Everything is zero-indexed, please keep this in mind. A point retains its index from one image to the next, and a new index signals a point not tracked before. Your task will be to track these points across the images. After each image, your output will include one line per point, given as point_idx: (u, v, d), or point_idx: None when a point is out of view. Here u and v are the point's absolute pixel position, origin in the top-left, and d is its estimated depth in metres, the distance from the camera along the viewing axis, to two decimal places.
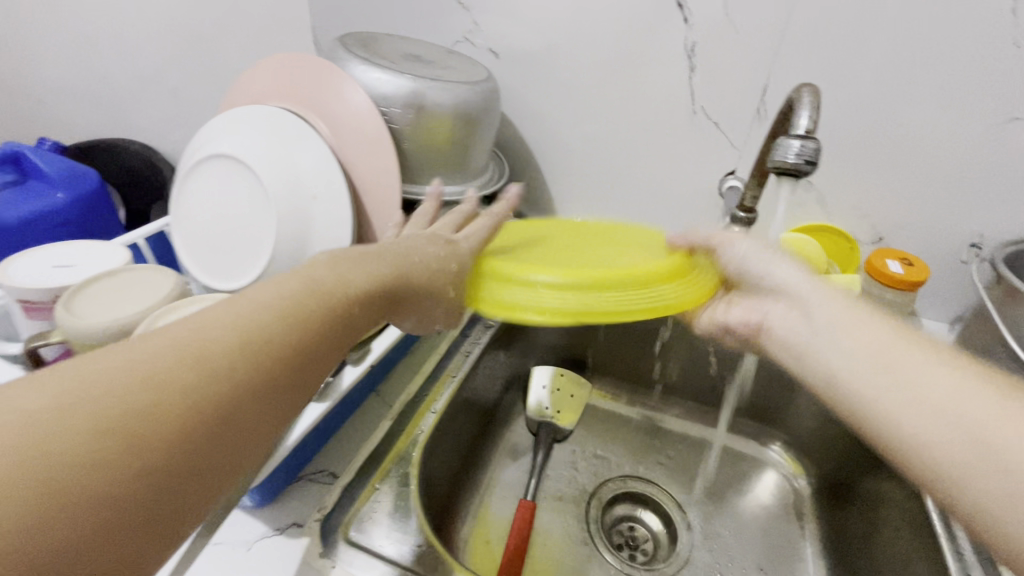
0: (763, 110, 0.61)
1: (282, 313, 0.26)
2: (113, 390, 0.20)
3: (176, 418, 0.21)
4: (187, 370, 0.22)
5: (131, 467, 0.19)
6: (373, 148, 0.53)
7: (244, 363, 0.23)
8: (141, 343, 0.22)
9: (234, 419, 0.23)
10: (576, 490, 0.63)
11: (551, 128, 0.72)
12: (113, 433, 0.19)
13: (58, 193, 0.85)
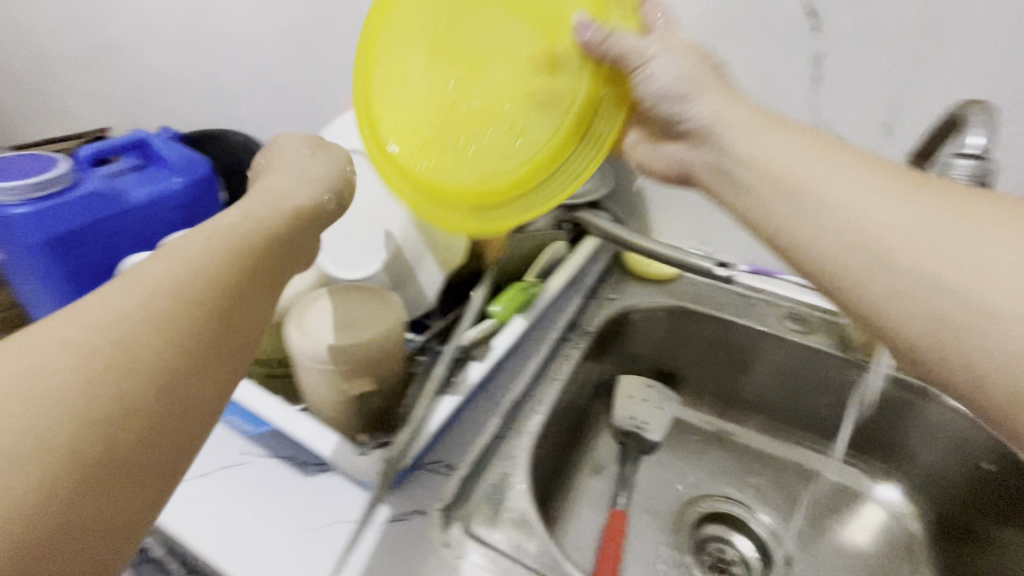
0: (893, 125, 0.58)
1: (177, 277, 0.29)
2: (34, 381, 0.23)
3: (84, 367, 0.24)
4: (93, 334, 0.25)
5: (70, 433, 0.23)
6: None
7: (155, 311, 0.27)
8: (55, 338, 0.25)
9: (164, 354, 0.26)
10: (665, 505, 0.62)
11: None
12: (39, 403, 0.23)
13: (175, 178, 0.91)
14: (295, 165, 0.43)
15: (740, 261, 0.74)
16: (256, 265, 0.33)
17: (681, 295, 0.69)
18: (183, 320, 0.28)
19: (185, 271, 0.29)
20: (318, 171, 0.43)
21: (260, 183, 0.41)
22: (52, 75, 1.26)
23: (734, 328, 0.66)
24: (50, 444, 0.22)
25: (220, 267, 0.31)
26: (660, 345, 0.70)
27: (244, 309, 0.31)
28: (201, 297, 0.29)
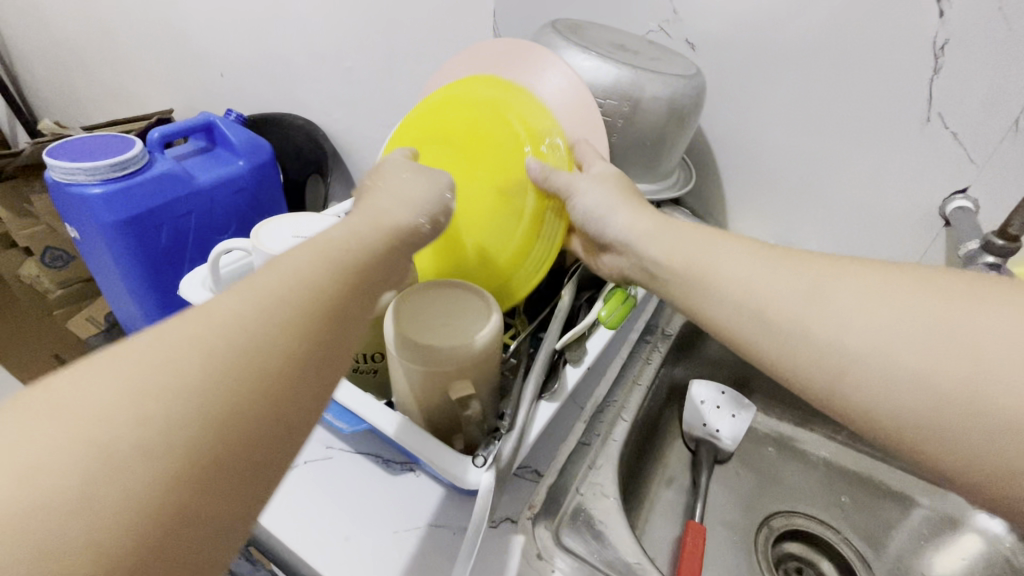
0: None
1: (297, 274, 0.27)
2: (155, 375, 0.22)
3: (196, 369, 0.23)
4: (206, 330, 0.24)
5: (184, 438, 0.22)
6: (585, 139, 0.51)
7: (267, 312, 0.25)
8: (177, 328, 0.24)
9: (275, 355, 0.25)
10: (742, 519, 0.59)
11: (740, 127, 0.66)
12: (155, 403, 0.22)
13: (239, 161, 0.91)
14: (395, 184, 0.40)
15: None
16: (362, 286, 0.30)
17: None
18: (293, 326, 0.26)
19: (296, 268, 0.27)
20: (418, 191, 0.40)
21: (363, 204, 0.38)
22: (121, 57, 1.29)
23: None
24: (152, 448, 0.21)
25: (330, 279, 0.28)
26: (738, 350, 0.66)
27: (350, 331, 0.28)
28: (313, 302, 0.27)
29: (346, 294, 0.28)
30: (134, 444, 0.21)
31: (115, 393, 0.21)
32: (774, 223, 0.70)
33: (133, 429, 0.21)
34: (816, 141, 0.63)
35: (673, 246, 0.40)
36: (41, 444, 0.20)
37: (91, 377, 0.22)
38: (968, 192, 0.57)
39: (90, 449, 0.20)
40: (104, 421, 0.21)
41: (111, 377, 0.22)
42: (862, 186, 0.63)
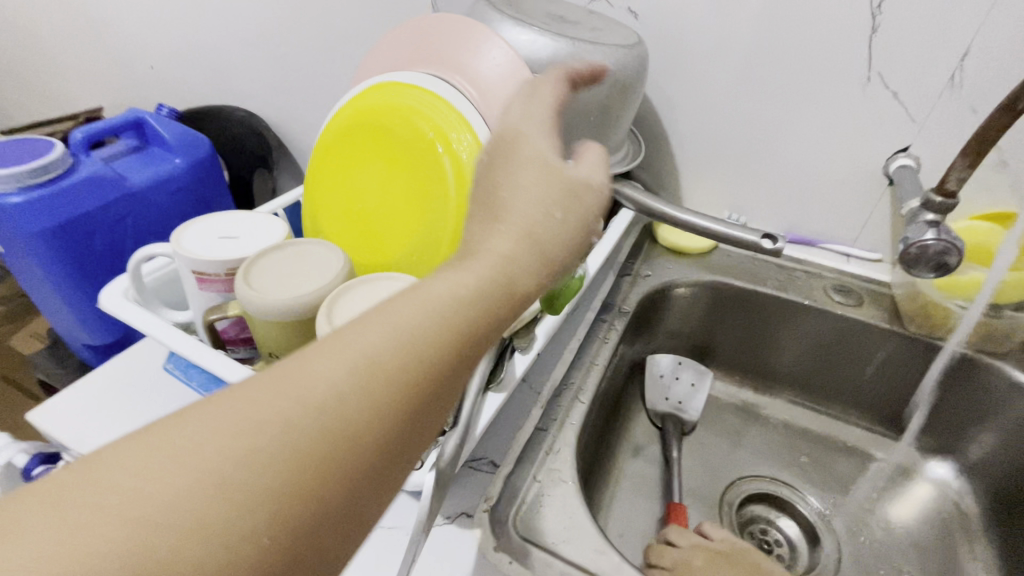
0: (958, 77, 0.53)
1: (398, 344, 0.26)
2: (243, 462, 0.21)
3: (283, 462, 0.22)
4: (297, 411, 0.23)
5: (261, 535, 0.21)
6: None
7: (358, 395, 0.24)
8: (270, 402, 0.23)
9: (361, 441, 0.24)
10: (708, 488, 0.59)
11: (688, 97, 0.65)
12: (239, 494, 0.21)
13: (176, 159, 0.86)
14: (541, 217, 0.32)
15: (780, 231, 0.70)
16: (465, 359, 0.28)
17: (719, 268, 0.65)
18: (385, 413, 0.25)
19: (397, 337, 0.26)
20: (564, 233, 0.32)
21: (490, 228, 0.31)
22: (38, 52, 1.19)
23: (776, 302, 0.62)
24: (228, 552, 0.20)
25: (430, 351, 0.26)
26: (697, 322, 0.66)
27: (439, 411, 0.27)
28: (411, 384, 0.26)
29: (444, 372, 0.27)
30: (210, 542, 0.20)
31: (198, 482, 0.21)
32: (727, 192, 0.70)
33: (208, 532, 0.20)
34: (762, 108, 0.62)
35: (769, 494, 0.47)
36: (112, 520, 0.19)
37: (181, 450, 0.21)
38: (909, 151, 0.58)
39: (166, 546, 0.19)
40: (191, 513, 0.20)
41: (197, 457, 0.21)
42: (810, 151, 0.63)
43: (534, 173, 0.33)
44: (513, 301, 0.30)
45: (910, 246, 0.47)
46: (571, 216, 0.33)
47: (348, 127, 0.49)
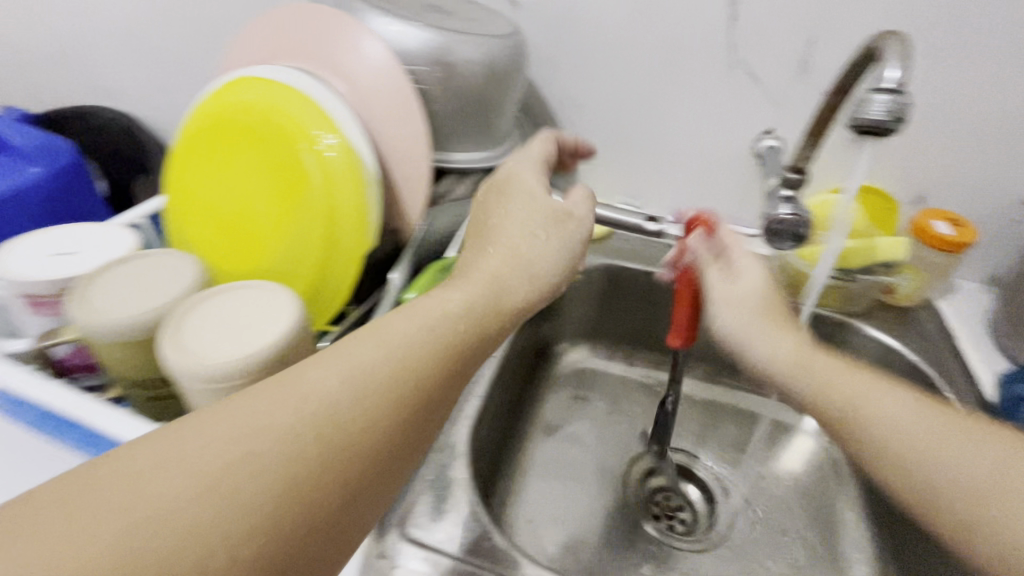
0: (807, 62, 0.57)
1: (395, 359, 0.30)
2: (252, 463, 0.24)
3: (258, 481, 0.24)
4: (299, 418, 0.26)
5: (266, 533, 0.23)
6: (401, 114, 0.47)
7: (334, 421, 0.27)
8: (276, 411, 0.26)
9: (361, 444, 0.27)
10: (614, 464, 0.62)
11: (574, 85, 0.66)
12: (246, 494, 0.24)
13: (33, 167, 0.75)
14: (527, 240, 0.40)
15: (671, 213, 0.73)
16: (440, 385, 0.32)
17: (613, 253, 0.68)
18: (359, 437, 0.27)
19: (393, 352, 0.30)
20: (548, 252, 0.40)
21: (483, 254, 0.39)
22: None
23: (666, 281, 0.65)
24: (236, 549, 0.23)
25: (422, 362, 0.31)
26: (596, 308, 0.69)
27: (417, 436, 0.30)
28: (384, 406, 0.29)
29: (420, 398, 0.30)
30: (223, 536, 0.22)
31: (202, 484, 0.23)
32: (620, 177, 0.72)
33: (218, 529, 0.22)
34: (643, 94, 0.65)
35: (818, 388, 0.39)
36: (126, 518, 0.22)
37: (169, 471, 0.23)
38: (774, 132, 0.62)
39: (166, 538, 0.21)
40: (164, 531, 0.22)
41: (202, 462, 0.24)
42: (690, 135, 0.66)
43: (522, 208, 0.42)
44: (494, 321, 0.36)
45: (771, 222, 0.51)
46: (552, 238, 0.41)
47: (205, 127, 0.46)
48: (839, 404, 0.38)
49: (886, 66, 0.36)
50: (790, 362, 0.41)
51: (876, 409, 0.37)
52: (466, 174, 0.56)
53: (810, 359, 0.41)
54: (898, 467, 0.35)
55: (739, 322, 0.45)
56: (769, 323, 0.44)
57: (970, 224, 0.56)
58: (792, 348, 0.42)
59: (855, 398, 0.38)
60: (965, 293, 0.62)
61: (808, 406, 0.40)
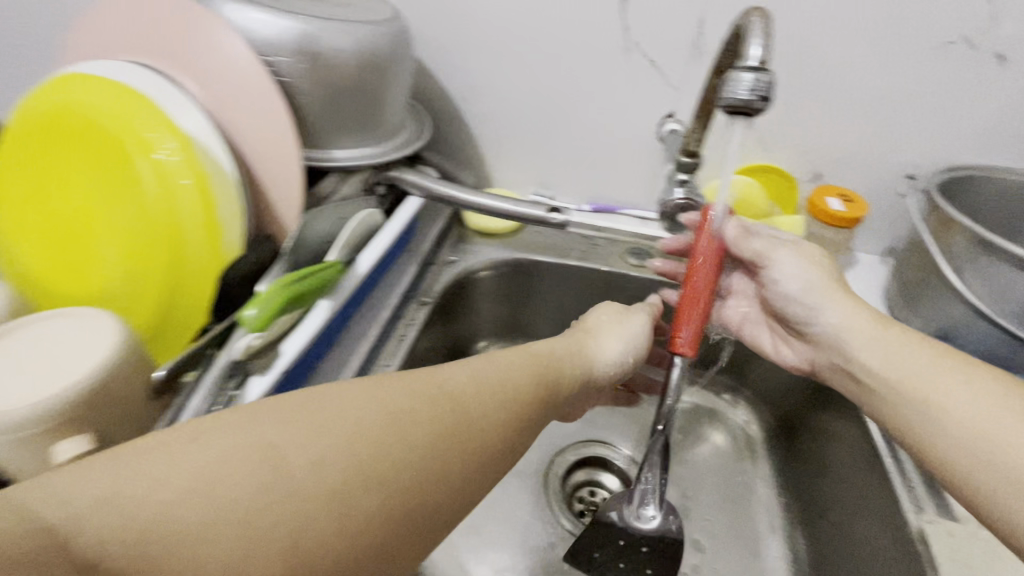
0: (700, 44, 0.57)
1: (517, 372, 0.36)
2: (411, 419, 0.30)
3: (398, 443, 0.29)
4: (447, 394, 0.32)
5: (412, 474, 0.28)
6: (265, 118, 0.44)
7: (457, 408, 0.32)
8: (431, 385, 0.32)
9: (485, 435, 0.32)
10: (534, 464, 0.60)
11: (472, 74, 0.64)
12: (402, 440, 0.29)
13: None
14: (609, 321, 0.46)
15: (583, 202, 0.72)
16: (536, 398, 0.36)
17: (523, 246, 0.65)
18: (474, 427, 0.32)
19: (514, 367, 0.36)
20: (624, 341, 0.45)
21: (577, 327, 0.46)
22: None
23: (576, 272, 0.64)
24: (388, 477, 0.28)
25: (531, 384, 0.36)
26: (509, 300, 0.66)
27: (518, 439, 0.34)
28: (495, 407, 0.33)
29: (521, 403, 0.35)
30: (382, 463, 0.28)
31: (380, 423, 0.29)
32: (529, 168, 0.70)
33: (376, 461, 0.28)
34: (545, 82, 0.63)
35: (894, 362, 0.39)
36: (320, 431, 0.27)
37: (339, 414, 0.29)
38: (675, 116, 0.61)
39: (350, 452, 0.27)
40: (332, 463, 0.27)
41: (380, 408, 0.30)
42: (594, 121, 0.64)
43: (606, 316, 0.47)
44: (568, 371, 0.40)
45: (666, 205, 0.53)
46: (625, 326, 0.46)
47: (38, 133, 0.42)
48: (899, 369, 0.38)
49: (749, 44, 0.36)
50: (868, 327, 0.41)
51: (939, 389, 0.36)
52: (349, 173, 0.52)
53: (869, 330, 0.41)
54: (949, 443, 0.34)
55: (807, 284, 0.44)
56: (835, 288, 0.44)
57: (860, 198, 0.58)
58: (864, 316, 0.42)
59: (916, 375, 0.37)
60: (865, 266, 0.64)
61: (865, 382, 0.40)
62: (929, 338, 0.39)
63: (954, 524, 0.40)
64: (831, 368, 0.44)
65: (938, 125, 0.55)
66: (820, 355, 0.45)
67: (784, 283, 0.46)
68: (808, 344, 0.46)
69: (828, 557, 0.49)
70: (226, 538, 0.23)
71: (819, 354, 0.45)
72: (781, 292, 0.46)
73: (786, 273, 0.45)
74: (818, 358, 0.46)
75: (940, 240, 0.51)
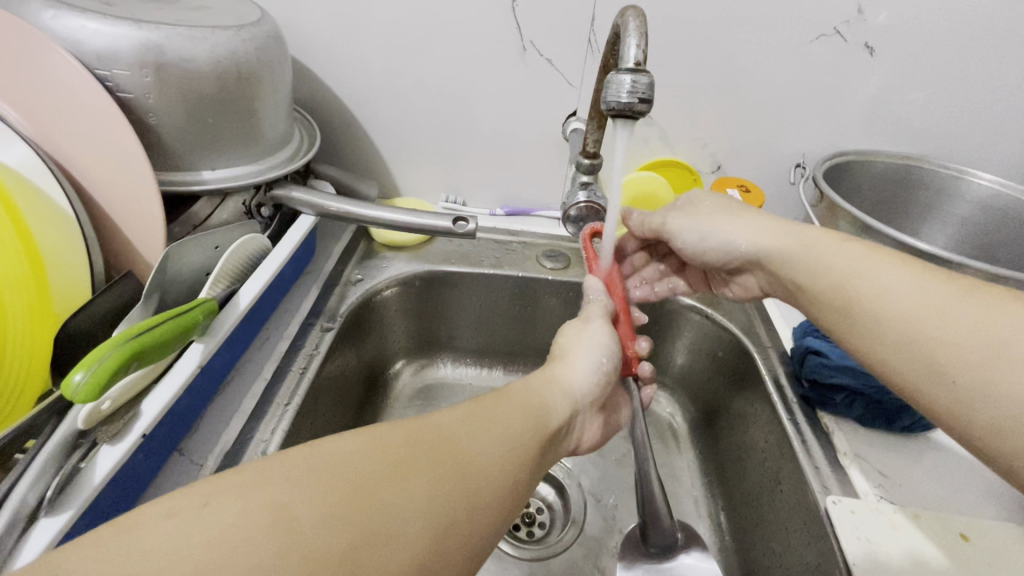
0: (594, 41, 0.56)
1: (518, 398, 0.32)
2: (413, 462, 0.25)
3: (404, 489, 0.24)
4: (450, 430, 0.27)
5: (423, 524, 0.24)
6: (108, 147, 0.39)
7: (461, 443, 0.27)
8: (430, 422, 0.28)
9: (497, 471, 0.27)
10: None
11: (364, 80, 0.60)
12: (406, 487, 0.24)
13: None
14: (584, 326, 0.42)
15: (496, 206, 0.70)
16: (541, 420, 0.32)
17: (434, 257, 0.62)
18: (483, 461, 0.27)
19: (514, 394, 0.32)
20: (605, 356, 0.40)
21: (559, 338, 0.42)
22: None
23: (491, 279, 0.62)
24: (396, 533, 0.23)
25: (535, 410, 0.32)
26: (422, 312, 0.63)
27: (531, 466, 0.30)
28: (504, 436, 0.29)
29: (530, 428, 0.31)
30: (385, 518, 0.23)
31: (380, 471, 0.24)
32: (436, 174, 0.67)
33: (381, 517, 0.23)
34: (443, 85, 0.60)
35: (830, 269, 0.37)
36: (310, 489, 0.22)
37: (344, 462, 0.24)
38: (577, 114, 0.60)
39: (351, 509, 0.22)
40: (342, 519, 0.22)
41: (380, 454, 0.25)
42: (498, 124, 0.62)
43: (583, 327, 0.42)
44: (561, 393, 0.35)
45: (569, 209, 0.50)
46: (604, 340, 0.41)
47: None
48: (825, 273, 0.38)
49: (626, 44, 0.35)
50: (775, 243, 0.41)
51: (875, 288, 0.35)
52: (224, 196, 0.46)
53: (786, 246, 0.40)
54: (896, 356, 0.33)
55: (707, 228, 0.44)
56: (734, 215, 0.43)
57: (756, 188, 0.59)
58: (771, 231, 0.42)
59: (842, 280, 0.37)
60: None
61: (805, 289, 0.39)
62: (845, 236, 0.39)
63: (855, 502, 0.41)
64: (775, 289, 0.43)
65: (821, 114, 0.58)
66: (760, 279, 0.45)
67: (687, 236, 0.45)
68: (749, 275, 0.45)
69: (749, 541, 0.49)
70: None
71: (768, 282, 0.44)
72: (694, 242, 0.45)
73: (685, 230, 0.45)
74: (764, 283, 0.44)
75: (828, 226, 0.54)
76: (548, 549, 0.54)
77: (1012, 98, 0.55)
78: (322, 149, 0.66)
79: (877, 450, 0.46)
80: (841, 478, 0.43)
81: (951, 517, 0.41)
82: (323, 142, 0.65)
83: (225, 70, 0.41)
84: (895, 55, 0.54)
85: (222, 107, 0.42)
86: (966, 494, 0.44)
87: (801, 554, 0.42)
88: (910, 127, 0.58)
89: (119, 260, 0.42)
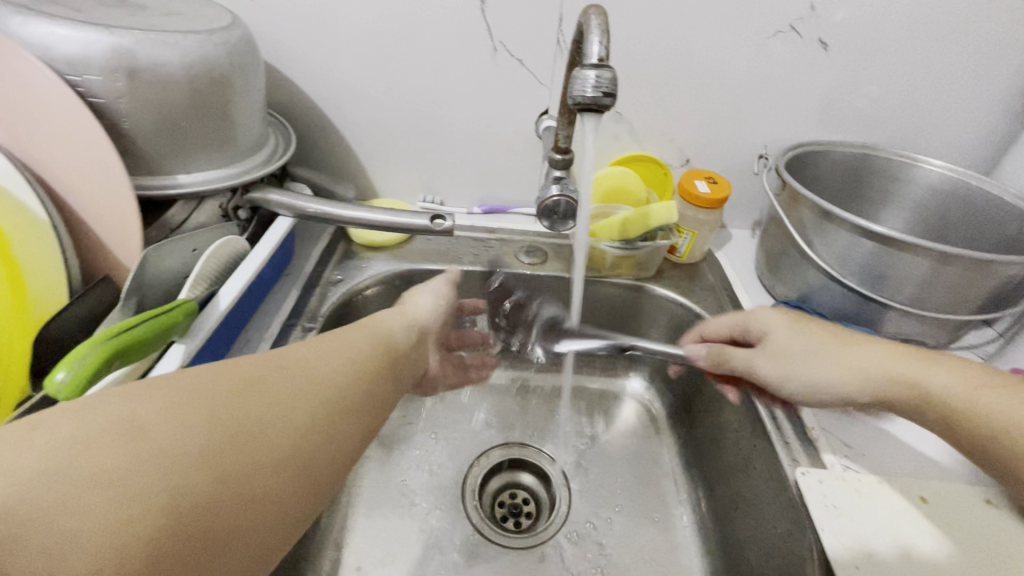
0: (562, 40, 0.57)
1: (354, 337, 0.37)
2: (263, 382, 0.29)
3: (257, 401, 0.28)
4: (295, 359, 0.32)
5: (279, 426, 0.28)
6: (79, 151, 0.39)
7: (306, 369, 0.32)
8: (278, 355, 0.32)
9: (340, 385, 0.33)
10: (450, 479, 0.58)
11: (338, 82, 0.60)
12: (257, 400, 0.28)
13: None
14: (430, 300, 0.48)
15: (473, 204, 0.71)
16: (377, 352, 0.38)
17: (413, 256, 0.63)
18: (325, 378, 0.32)
19: (351, 335, 0.38)
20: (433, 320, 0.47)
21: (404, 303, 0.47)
22: None
23: (472, 276, 0.63)
24: (254, 433, 0.27)
25: (372, 346, 0.38)
26: None
27: (369, 378, 0.35)
28: (341, 359, 0.34)
29: (364, 354, 0.36)
30: (240, 423, 0.26)
31: (230, 391, 0.28)
32: (413, 174, 0.68)
33: (239, 423, 0.26)
34: (415, 86, 0.61)
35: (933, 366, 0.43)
36: (167, 409, 0.25)
37: (193, 390, 0.26)
38: (549, 112, 0.62)
39: (205, 419, 0.25)
40: (198, 427, 0.25)
41: (229, 379, 0.28)
42: (471, 122, 0.64)
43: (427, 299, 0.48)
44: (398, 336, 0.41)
45: (542, 202, 0.51)
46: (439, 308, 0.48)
47: None
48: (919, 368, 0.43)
49: (590, 41, 0.36)
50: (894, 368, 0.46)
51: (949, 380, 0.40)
52: (200, 199, 0.46)
53: None
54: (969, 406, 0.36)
55: None
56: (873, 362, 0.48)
57: (723, 178, 0.61)
58: None
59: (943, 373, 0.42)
60: (737, 241, 0.71)
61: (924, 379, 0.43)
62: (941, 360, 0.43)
63: (822, 472, 0.43)
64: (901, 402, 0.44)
65: (780, 106, 0.61)
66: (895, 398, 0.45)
67: None
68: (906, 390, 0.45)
69: (727, 520, 0.51)
70: (103, 506, 0.21)
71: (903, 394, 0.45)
72: None
73: None
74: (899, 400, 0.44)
75: (790, 213, 0.56)
76: (534, 536, 0.55)
77: (955, 89, 0.59)
78: (297, 151, 0.66)
79: (843, 424, 0.49)
80: (809, 451, 0.46)
81: (912, 482, 0.43)
82: (299, 146, 0.66)
83: (199, 75, 0.41)
84: (849, 50, 0.56)
85: (195, 111, 0.43)
86: (924, 460, 0.46)
87: (774, 526, 0.44)
88: (865, 118, 0.61)
89: (95, 266, 0.42)
